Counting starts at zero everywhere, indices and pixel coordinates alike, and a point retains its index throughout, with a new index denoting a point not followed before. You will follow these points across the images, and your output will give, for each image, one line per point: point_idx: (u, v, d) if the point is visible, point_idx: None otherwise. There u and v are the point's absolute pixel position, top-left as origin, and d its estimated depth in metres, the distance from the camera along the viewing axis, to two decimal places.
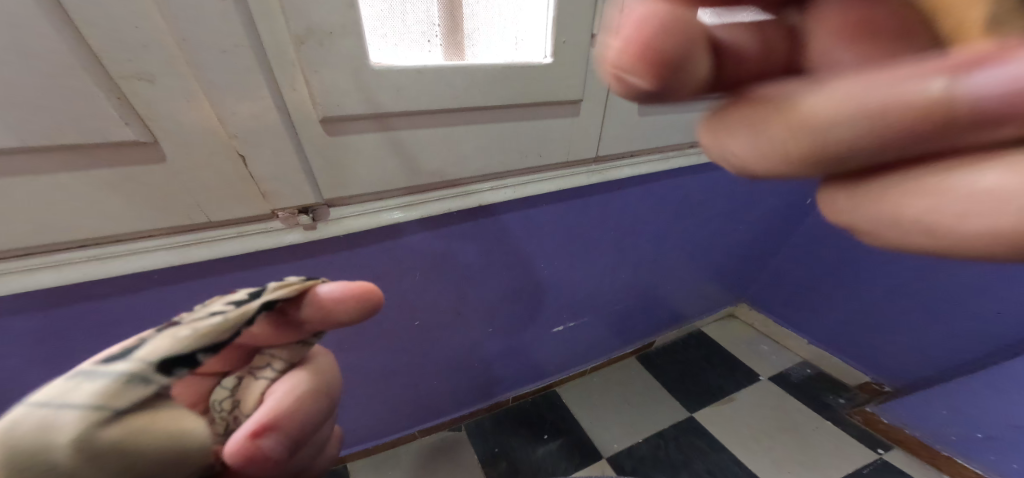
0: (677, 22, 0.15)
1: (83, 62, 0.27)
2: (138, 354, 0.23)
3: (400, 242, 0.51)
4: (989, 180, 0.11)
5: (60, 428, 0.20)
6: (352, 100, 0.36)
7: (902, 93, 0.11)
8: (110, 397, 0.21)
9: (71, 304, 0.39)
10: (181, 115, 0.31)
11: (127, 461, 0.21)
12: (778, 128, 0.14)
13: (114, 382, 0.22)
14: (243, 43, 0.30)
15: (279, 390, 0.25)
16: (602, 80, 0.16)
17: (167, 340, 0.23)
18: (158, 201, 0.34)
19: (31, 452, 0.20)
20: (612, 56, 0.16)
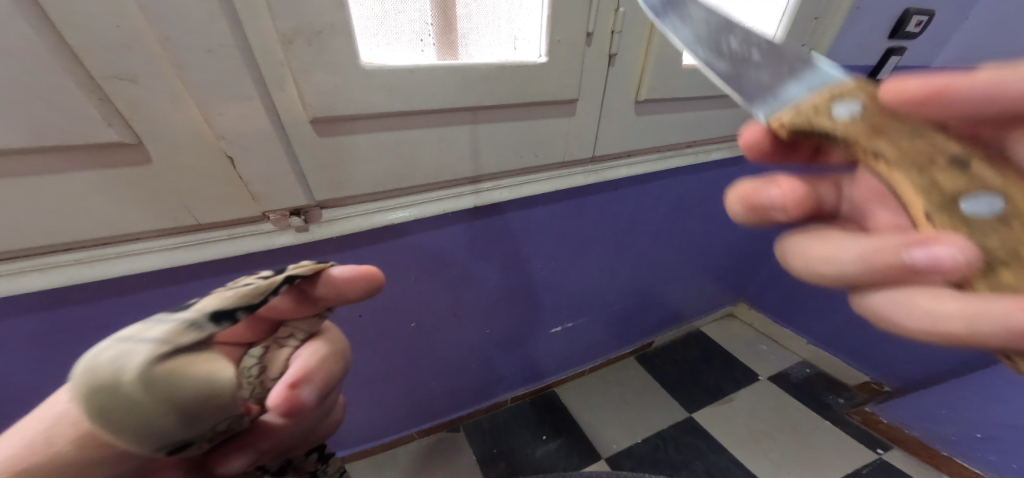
0: (794, 187, 0.23)
1: (63, 63, 0.27)
2: (194, 306, 0.21)
3: (395, 243, 0.51)
4: (931, 305, 0.16)
5: (127, 358, 0.17)
6: (343, 101, 0.35)
7: (881, 251, 0.17)
8: (158, 338, 0.18)
9: (59, 307, 0.38)
10: (165, 116, 0.31)
11: (181, 399, 0.18)
12: (816, 257, 0.20)
13: (164, 326, 0.19)
14: (229, 43, 0.30)
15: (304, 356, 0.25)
16: (729, 205, 0.24)
17: (217, 296, 0.22)
18: (145, 204, 0.34)
19: (97, 382, 0.16)
20: (742, 195, 0.24)
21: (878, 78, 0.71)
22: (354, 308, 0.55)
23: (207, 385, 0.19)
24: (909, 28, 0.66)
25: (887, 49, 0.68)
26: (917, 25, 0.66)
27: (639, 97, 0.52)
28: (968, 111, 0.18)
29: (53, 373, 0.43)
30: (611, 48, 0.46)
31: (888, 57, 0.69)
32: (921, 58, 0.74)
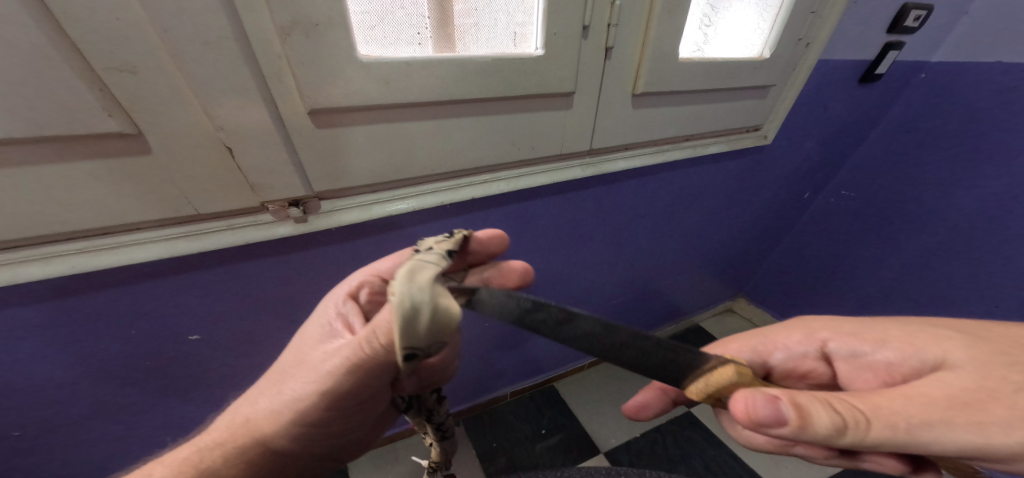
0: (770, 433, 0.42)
1: (63, 54, 0.27)
2: (433, 250, 0.36)
3: (394, 236, 0.51)
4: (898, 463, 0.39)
5: (422, 271, 0.32)
6: (337, 91, 0.35)
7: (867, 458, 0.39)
8: (428, 270, 0.33)
9: (64, 296, 0.39)
10: (167, 109, 0.31)
11: (447, 306, 0.31)
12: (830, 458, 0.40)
13: (430, 265, 0.34)
14: (226, 35, 0.30)
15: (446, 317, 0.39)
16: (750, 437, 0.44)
17: (444, 245, 0.38)
18: (145, 193, 0.34)
19: (419, 287, 0.31)
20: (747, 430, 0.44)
21: (876, 72, 0.71)
22: None
23: (452, 312, 0.31)
24: (907, 22, 0.66)
25: (886, 43, 0.68)
26: (915, 20, 0.66)
27: (636, 90, 0.52)
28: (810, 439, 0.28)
29: (59, 361, 0.44)
30: (607, 41, 0.46)
31: (887, 52, 0.69)
32: (919, 52, 0.74)
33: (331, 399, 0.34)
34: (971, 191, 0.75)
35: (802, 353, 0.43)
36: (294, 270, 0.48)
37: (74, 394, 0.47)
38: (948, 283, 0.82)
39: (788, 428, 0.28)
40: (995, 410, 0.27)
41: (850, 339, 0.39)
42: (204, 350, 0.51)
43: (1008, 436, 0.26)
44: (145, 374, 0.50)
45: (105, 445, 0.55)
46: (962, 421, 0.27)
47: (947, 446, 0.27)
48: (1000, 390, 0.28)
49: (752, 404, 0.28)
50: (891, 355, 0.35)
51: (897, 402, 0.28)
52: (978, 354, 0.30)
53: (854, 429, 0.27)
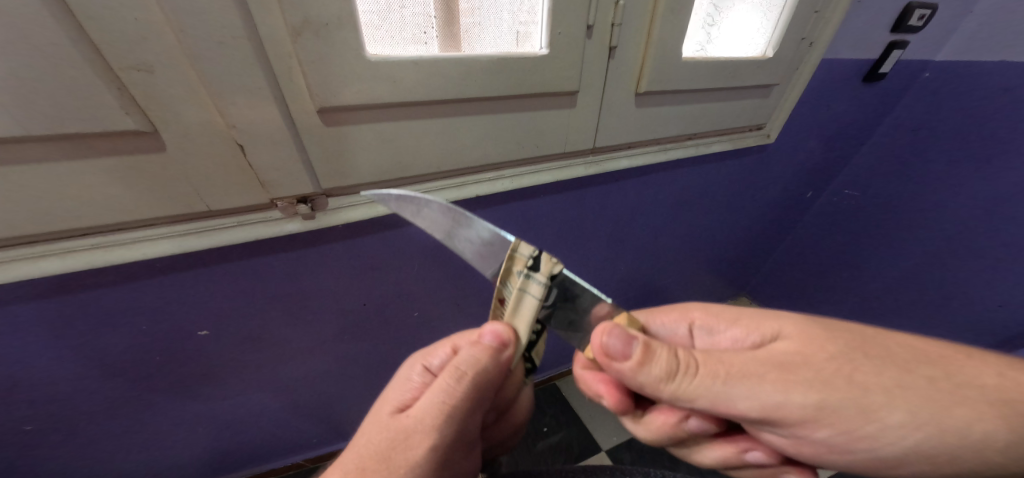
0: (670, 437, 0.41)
1: (84, 54, 0.28)
2: (523, 251, 0.33)
3: (399, 232, 0.52)
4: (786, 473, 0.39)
5: (526, 301, 0.34)
6: (348, 91, 0.36)
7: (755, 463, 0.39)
8: (530, 301, 0.34)
9: (78, 291, 0.40)
10: (182, 108, 0.32)
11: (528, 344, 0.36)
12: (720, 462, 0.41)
13: (536, 300, 0.34)
14: (239, 35, 0.31)
15: (489, 332, 0.35)
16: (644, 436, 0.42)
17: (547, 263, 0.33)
18: (160, 191, 0.35)
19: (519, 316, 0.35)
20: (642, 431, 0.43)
21: (879, 72, 0.72)
22: (359, 296, 0.56)
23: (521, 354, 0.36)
24: (910, 22, 0.66)
25: (889, 42, 0.69)
26: (919, 19, 0.66)
27: (640, 89, 0.53)
28: (650, 384, 0.32)
29: (71, 356, 0.45)
30: (611, 41, 0.47)
31: (890, 51, 0.69)
32: (923, 52, 0.74)
33: (436, 459, 0.31)
34: (973, 190, 0.76)
35: (673, 332, 0.42)
36: (301, 267, 0.49)
37: (88, 387, 0.49)
38: (953, 282, 0.82)
39: (629, 363, 0.32)
40: (803, 373, 0.30)
41: (712, 317, 0.40)
42: (214, 345, 0.52)
43: (804, 395, 0.30)
44: (154, 369, 0.51)
45: (115, 439, 0.57)
46: (772, 378, 0.30)
47: (751, 402, 0.30)
48: (813, 357, 0.31)
49: (607, 338, 0.33)
50: (739, 332, 0.37)
51: (732, 359, 0.31)
52: (808, 329, 0.33)
53: (682, 377, 0.31)
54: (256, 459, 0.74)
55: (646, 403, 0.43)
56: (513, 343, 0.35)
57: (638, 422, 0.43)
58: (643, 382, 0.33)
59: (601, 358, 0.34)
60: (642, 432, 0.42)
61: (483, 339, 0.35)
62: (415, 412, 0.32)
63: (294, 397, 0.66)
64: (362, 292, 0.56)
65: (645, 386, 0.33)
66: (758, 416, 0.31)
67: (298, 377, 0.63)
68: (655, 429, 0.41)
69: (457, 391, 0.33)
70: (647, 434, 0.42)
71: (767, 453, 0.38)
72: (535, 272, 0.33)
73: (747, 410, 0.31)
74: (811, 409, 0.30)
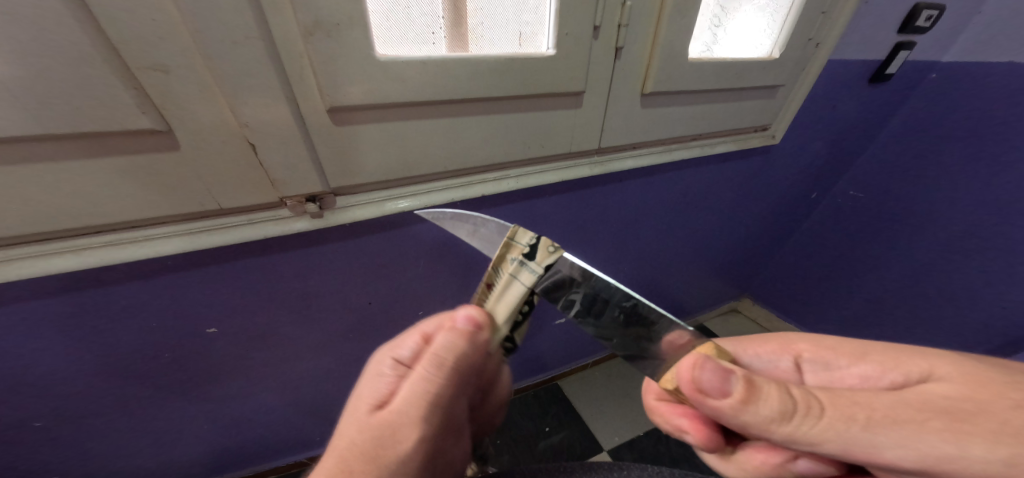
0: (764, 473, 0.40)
1: (102, 54, 0.28)
2: (521, 242, 0.35)
3: (405, 232, 0.53)
4: None
5: (513, 288, 0.35)
6: (357, 90, 0.37)
7: None
8: (516, 290, 0.35)
9: (89, 288, 0.41)
10: (196, 107, 0.33)
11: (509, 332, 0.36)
12: None
13: (525, 287, 0.35)
14: (253, 35, 0.31)
15: (464, 316, 0.35)
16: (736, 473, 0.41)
17: (543, 252, 0.34)
18: (172, 189, 0.36)
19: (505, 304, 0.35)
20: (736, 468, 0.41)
21: (886, 72, 0.71)
22: (364, 295, 0.57)
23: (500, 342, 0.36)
24: (918, 22, 0.66)
25: (896, 43, 0.68)
26: (926, 20, 0.66)
27: (646, 90, 0.53)
28: (762, 424, 0.31)
29: (80, 352, 0.45)
30: (618, 41, 0.47)
31: (897, 52, 0.69)
32: (930, 53, 0.73)
33: (423, 451, 0.31)
34: (978, 193, 0.76)
35: (774, 364, 0.42)
36: (307, 265, 0.50)
37: (96, 383, 0.49)
38: (962, 283, 0.82)
39: (730, 400, 0.31)
40: (978, 422, 0.27)
41: (826, 353, 0.39)
42: (220, 343, 0.52)
43: (987, 449, 0.27)
44: (162, 366, 0.51)
45: (122, 435, 0.57)
46: (937, 426, 0.28)
47: (903, 451, 0.28)
48: (986, 402, 0.28)
49: (699, 371, 0.32)
50: (868, 368, 0.36)
51: (866, 398, 0.30)
52: (967, 371, 0.31)
53: (802, 418, 0.30)
54: (261, 456, 0.75)
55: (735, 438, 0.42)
56: (489, 325, 0.35)
57: (732, 458, 0.41)
58: (749, 421, 0.31)
59: (689, 391, 0.33)
60: (735, 469, 0.41)
61: (458, 323, 0.34)
62: (393, 409, 0.31)
63: (298, 395, 0.67)
64: (367, 291, 0.56)
65: (751, 425, 0.32)
66: (914, 467, 0.28)
67: (303, 375, 0.63)
68: (751, 468, 0.40)
69: (435, 380, 0.32)
70: (741, 471, 0.40)
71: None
72: (530, 260, 0.34)
73: (896, 460, 0.28)
74: (997, 466, 0.26)
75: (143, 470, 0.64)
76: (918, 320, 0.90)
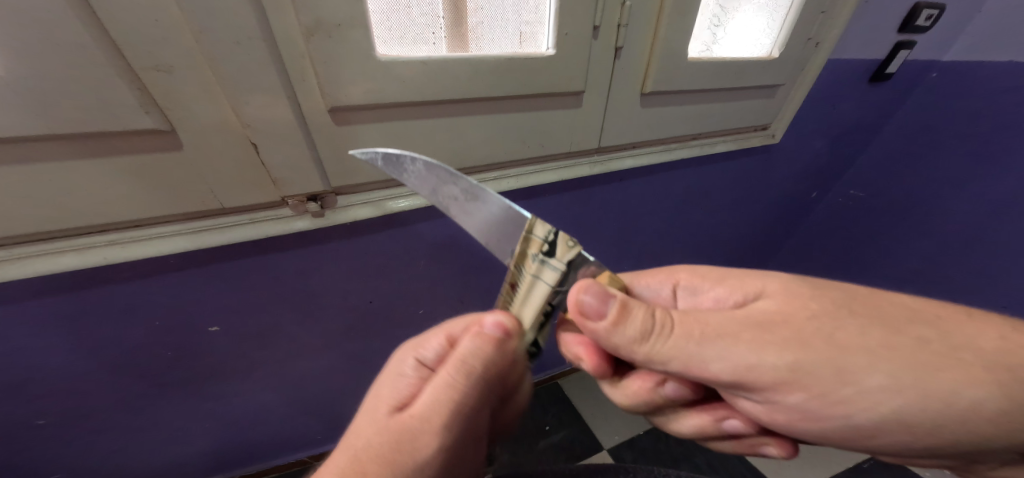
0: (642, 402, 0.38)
1: (106, 55, 0.29)
2: (536, 234, 0.33)
3: (405, 231, 0.53)
4: (771, 447, 0.36)
5: (536, 289, 0.34)
6: (358, 90, 0.37)
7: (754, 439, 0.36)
8: (540, 291, 0.33)
9: (93, 287, 0.41)
10: (199, 107, 0.33)
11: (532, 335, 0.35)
12: (699, 429, 0.38)
13: (548, 286, 0.33)
14: (255, 35, 0.32)
15: (492, 321, 0.33)
16: (618, 401, 0.40)
17: (563, 247, 0.33)
18: (176, 188, 0.36)
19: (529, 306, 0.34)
20: (618, 396, 0.40)
21: (886, 71, 0.71)
22: (365, 294, 0.57)
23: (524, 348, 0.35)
24: (918, 22, 0.65)
25: (896, 42, 0.68)
26: (926, 20, 0.66)
27: (645, 89, 0.53)
28: (625, 348, 0.30)
29: (84, 350, 0.46)
30: (618, 41, 0.47)
31: (897, 51, 0.69)
32: (930, 52, 0.73)
33: (441, 460, 0.30)
34: (978, 192, 0.76)
35: (657, 295, 0.38)
36: (309, 264, 0.50)
37: (100, 381, 0.50)
38: (963, 282, 0.82)
39: (605, 323, 0.30)
40: (781, 332, 0.28)
41: (699, 277, 0.37)
42: (223, 341, 0.53)
43: (778, 357, 0.28)
44: (165, 364, 0.52)
45: (126, 433, 0.58)
46: (749, 338, 0.28)
47: (726, 364, 0.28)
48: (795, 317, 0.29)
49: (582, 295, 0.30)
50: (723, 292, 0.35)
51: (711, 320, 0.29)
52: (791, 289, 0.31)
53: (659, 339, 0.29)
54: (265, 454, 0.75)
55: (623, 368, 0.40)
56: (517, 333, 0.34)
57: (611, 386, 0.40)
58: (618, 345, 0.31)
59: (574, 316, 0.31)
60: (619, 398, 0.39)
61: (485, 328, 0.33)
62: (414, 413, 0.30)
63: (302, 393, 0.67)
64: (369, 290, 0.57)
65: (619, 349, 0.31)
66: (731, 379, 0.29)
67: (306, 373, 0.64)
68: (632, 394, 0.38)
69: (459, 387, 0.31)
70: (623, 400, 0.39)
71: (745, 421, 0.35)
72: (551, 257, 0.33)
73: (719, 374, 0.29)
74: (784, 372, 0.28)
75: (149, 468, 0.65)
76: None
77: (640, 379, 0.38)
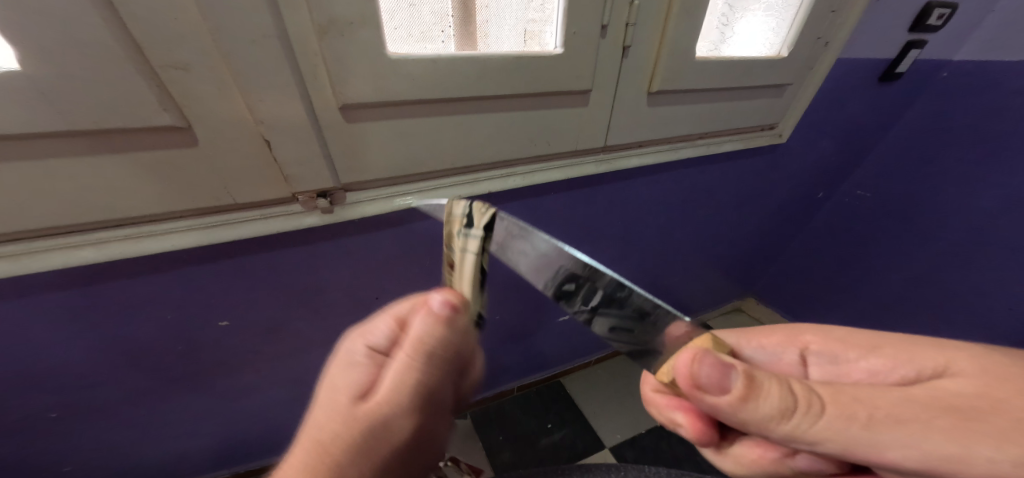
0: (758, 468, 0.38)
1: (126, 52, 0.29)
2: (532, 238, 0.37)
3: (411, 228, 0.53)
4: None
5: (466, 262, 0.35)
6: (368, 88, 0.37)
7: None
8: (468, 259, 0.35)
9: (106, 281, 0.42)
10: (214, 103, 0.34)
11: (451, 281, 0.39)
12: None
13: (472, 254, 0.35)
14: (269, 34, 0.32)
15: (437, 300, 0.33)
16: (726, 467, 0.41)
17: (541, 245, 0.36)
18: (190, 184, 0.37)
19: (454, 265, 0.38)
20: (729, 466, 0.40)
21: (896, 71, 0.71)
22: (371, 290, 0.58)
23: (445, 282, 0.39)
24: (929, 21, 0.65)
25: (906, 41, 0.68)
26: (937, 19, 0.65)
27: (652, 89, 0.53)
28: (755, 419, 0.29)
29: (95, 342, 0.47)
30: (625, 40, 0.47)
31: (907, 50, 0.68)
32: (940, 52, 0.73)
33: (412, 434, 0.33)
34: (988, 193, 0.75)
35: (778, 356, 0.42)
36: (316, 260, 0.51)
37: (111, 373, 0.50)
38: (970, 283, 0.81)
39: (728, 397, 0.29)
40: (982, 426, 0.26)
41: (833, 345, 0.39)
42: (231, 336, 0.53)
43: (984, 445, 0.25)
44: (175, 357, 0.53)
45: (135, 424, 0.59)
46: (940, 424, 0.27)
47: (906, 449, 0.27)
48: (991, 398, 0.28)
49: (698, 367, 0.30)
50: (875, 364, 0.35)
51: (864, 396, 0.28)
52: (986, 363, 0.30)
53: (801, 416, 0.28)
54: (269, 449, 0.77)
55: (727, 433, 0.41)
56: (463, 307, 0.34)
57: (723, 453, 0.41)
58: (747, 419, 0.30)
59: (690, 389, 0.31)
60: (732, 464, 0.40)
61: (433, 307, 0.33)
62: (382, 402, 0.31)
63: (307, 389, 0.68)
64: (374, 287, 0.57)
65: (749, 424, 0.30)
66: (916, 467, 0.27)
67: (312, 369, 0.65)
68: (748, 463, 0.39)
69: (421, 368, 0.32)
70: (735, 468, 0.40)
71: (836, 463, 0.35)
72: (471, 228, 0.35)
73: (897, 458, 0.27)
74: (1005, 467, 0.25)
75: (155, 460, 0.66)
76: (924, 320, 0.90)
77: (759, 447, 0.38)
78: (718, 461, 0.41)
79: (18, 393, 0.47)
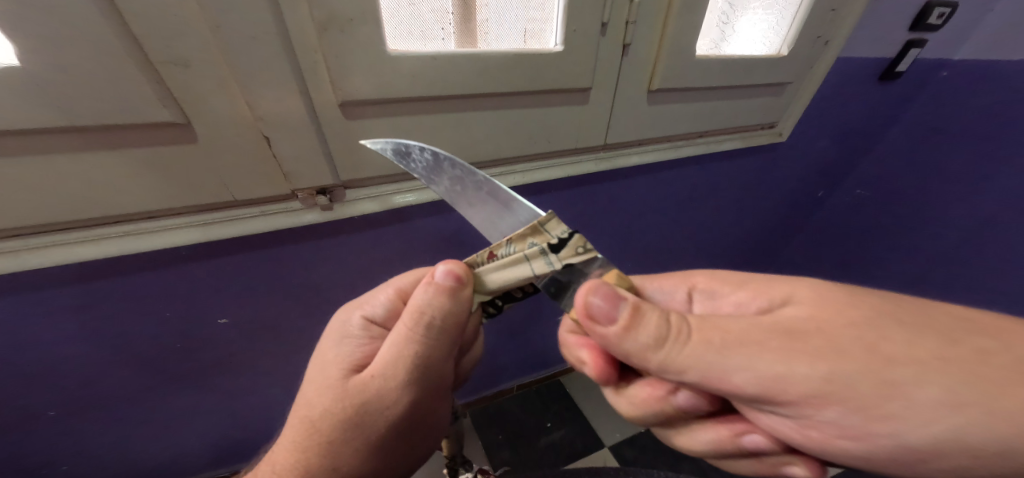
0: (647, 408, 0.36)
1: (126, 48, 0.29)
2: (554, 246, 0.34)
3: (411, 226, 0.54)
4: (793, 467, 0.33)
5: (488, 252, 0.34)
6: (368, 85, 0.37)
7: (780, 462, 0.33)
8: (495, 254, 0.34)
9: (106, 278, 0.42)
10: (214, 100, 0.34)
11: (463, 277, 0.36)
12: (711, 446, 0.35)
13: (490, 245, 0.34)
14: (270, 30, 0.32)
15: (439, 272, 0.34)
16: (623, 410, 0.38)
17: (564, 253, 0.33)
18: (190, 180, 0.37)
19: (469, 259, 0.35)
20: (625, 408, 0.38)
21: (896, 71, 0.71)
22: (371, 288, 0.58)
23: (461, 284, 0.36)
24: (929, 20, 0.65)
25: (906, 41, 0.68)
26: (938, 18, 0.65)
27: (652, 87, 0.53)
28: (634, 349, 0.29)
29: (95, 339, 0.47)
30: (626, 38, 0.47)
31: (907, 50, 0.68)
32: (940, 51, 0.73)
33: (407, 406, 0.33)
34: (987, 193, 0.75)
35: (670, 296, 0.40)
36: (316, 258, 0.51)
37: (110, 370, 0.51)
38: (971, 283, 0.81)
39: (614, 327, 0.29)
40: (811, 342, 0.26)
41: (716, 281, 0.38)
42: (231, 333, 0.54)
43: (809, 366, 0.25)
44: (174, 355, 0.53)
45: (135, 421, 0.59)
46: (775, 346, 0.26)
47: (749, 375, 0.26)
48: (829, 324, 0.27)
49: (591, 297, 0.29)
50: (745, 296, 0.35)
51: (730, 325, 0.27)
52: (809, 289, 0.30)
53: (672, 345, 0.28)
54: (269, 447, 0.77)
55: (630, 375, 0.39)
56: (467, 280, 0.35)
57: (618, 397, 0.38)
58: (629, 351, 0.30)
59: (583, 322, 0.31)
60: (626, 407, 0.37)
61: (435, 279, 0.34)
62: (374, 369, 0.32)
63: None
64: (374, 284, 0.58)
65: (631, 356, 0.30)
66: (757, 393, 0.26)
67: None
68: (639, 403, 0.37)
69: (414, 337, 0.33)
70: (629, 409, 0.37)
71: (767, 436, 0.32)
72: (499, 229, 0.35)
73: (743, 385, 0.26)
74: (819, 383, 0.25)
75: (155, 457, 0.66)
76: None
77: (648, 387, 0.36)
78: (615, 402, 0.39)
79: (19, 390, 0.47)
